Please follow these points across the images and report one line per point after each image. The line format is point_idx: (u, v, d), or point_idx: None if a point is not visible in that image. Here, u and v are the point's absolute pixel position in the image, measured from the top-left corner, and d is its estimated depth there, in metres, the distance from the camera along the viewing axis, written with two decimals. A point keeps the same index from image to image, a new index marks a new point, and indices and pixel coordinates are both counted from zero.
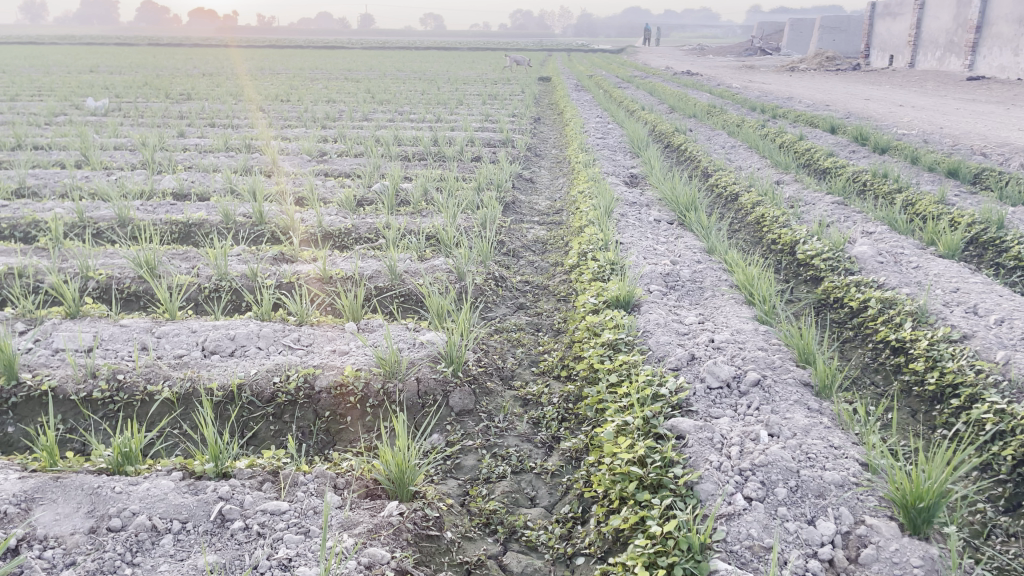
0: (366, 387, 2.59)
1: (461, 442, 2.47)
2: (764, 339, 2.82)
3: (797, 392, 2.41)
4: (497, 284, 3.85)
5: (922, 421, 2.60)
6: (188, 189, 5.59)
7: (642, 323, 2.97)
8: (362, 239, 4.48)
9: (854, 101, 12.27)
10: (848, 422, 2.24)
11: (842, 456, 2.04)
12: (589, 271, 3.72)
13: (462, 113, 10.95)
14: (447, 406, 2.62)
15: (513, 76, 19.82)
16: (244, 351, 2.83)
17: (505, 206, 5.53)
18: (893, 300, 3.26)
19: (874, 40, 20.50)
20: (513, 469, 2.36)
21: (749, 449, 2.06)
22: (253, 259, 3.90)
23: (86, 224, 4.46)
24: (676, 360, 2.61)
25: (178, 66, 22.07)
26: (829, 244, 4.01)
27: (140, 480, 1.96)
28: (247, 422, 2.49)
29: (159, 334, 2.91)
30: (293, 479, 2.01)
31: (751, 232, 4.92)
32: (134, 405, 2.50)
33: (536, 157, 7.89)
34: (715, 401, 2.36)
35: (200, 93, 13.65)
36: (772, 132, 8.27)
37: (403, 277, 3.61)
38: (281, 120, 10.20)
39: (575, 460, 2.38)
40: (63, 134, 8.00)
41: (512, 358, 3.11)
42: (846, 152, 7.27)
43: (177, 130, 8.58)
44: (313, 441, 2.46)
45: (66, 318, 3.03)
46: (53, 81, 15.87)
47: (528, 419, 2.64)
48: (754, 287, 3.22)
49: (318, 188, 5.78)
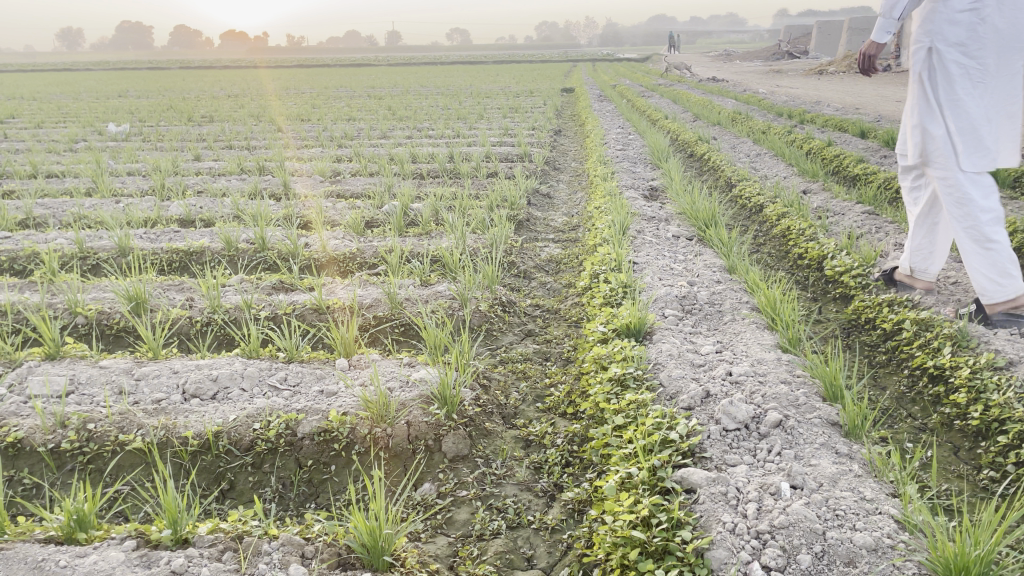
0: (352, 432, 2.40)
1: (454, 493, 2.25)
2: (788, 370, 2.57)
3: (824, 435, 2.16)
4: (504, 310, 3.63)
5: (964, 459, 2.33)
6: (195, 216, 5.48)
7: (654, 355, 2.74)
8: (366, 264, 4.31)
9: (886, 104, 11.86)
10: (882, 469, 1.98)
11: (875, 513, 1.79)
12: (600, 294, 3.50)
13: (481, 129, 10.79)
14: (439, 452, 2.41)
15: (537, 88, 19.60)
16: (226, 394, 2.65)
17: (518, 224, 5.32)
18: (930, 322, 3.00)
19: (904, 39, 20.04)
20: (509, 524, 2.13)
21: (767, 507, 1.82)
22: (250, 289, 3.74)
23: (85, 255, 4.34)
24: (689, 399, 2.37)
25: (202, 88, 22.40)
26: (859, 259, 3.75)
27: (89, 552, 1.79)
28: (223, 473, 2.31)
29: (139, 376, 2.74)
30: (256, 548, 1.83)
31: (778, 247, 4.65)
32: (104, 457, 2.33)
33: (555, 171, 7.69)
34: (731, 445, 2.13)
35: (222, 115, 13.65)
36: (799, 138, 7.96)
37: (403, 306, 3.42)
38: (299, 140, 10.10)
39: (577, 514, 2.15)
40: (79, 161, 7.97)
41: (515, 393, 2.89)
42: (877, 158, 6.97)
43: (193, 154, 8.52)
44: (294, 493, 2.27)
45: (44, 359, 2.89)
46: (80, 107, 16.05)
47: (529, 464, 2.41)
48: (777, 311, 2.97)
49: (327, 211, 5.63)
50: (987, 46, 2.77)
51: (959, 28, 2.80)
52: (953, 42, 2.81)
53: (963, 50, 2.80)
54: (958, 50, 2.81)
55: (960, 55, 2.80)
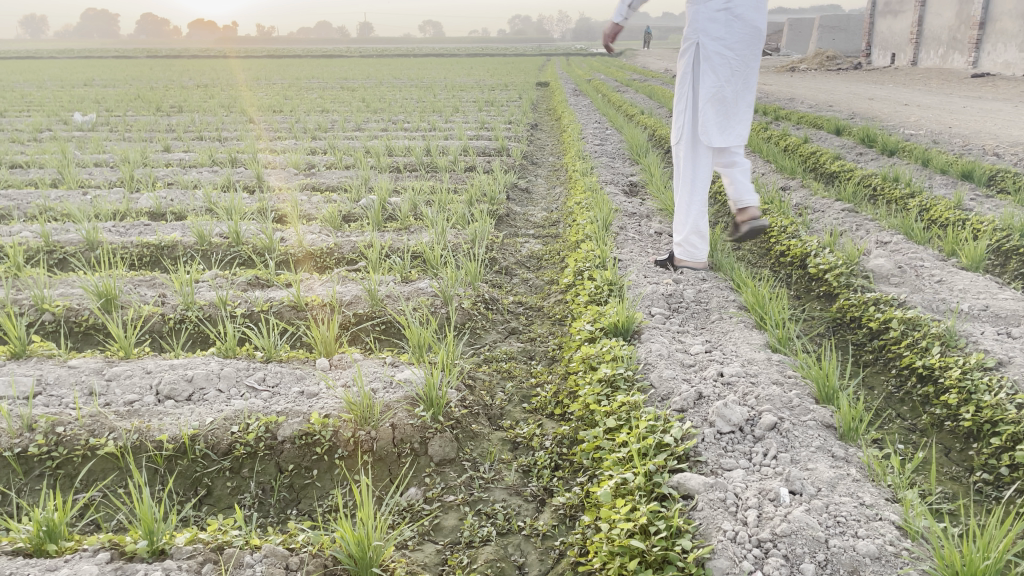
0: (334, 436, 2.33)
1: (441, 498, 2.19)
2: (779, 370, 2.53)
3: (819, 438, 2.12)
4: (487, 308, 3.56)
5: (956, 461, 2.31)
6: (165, 208, 5.34)
7: (643, 355, 2.68)
8: (344, 260, 4.22)
9: (859, 102, 11.95)
10: (880, 472, 1.95)
11: (876, 519, 1.75)
12: (585, 292, 3.45)
13: (457, 122, 10.70)
14: (425, 455, 2.34)
15: (512, 82, 19.49)
16: (202, 395, 2.55)
17: (498, 219, 5.26)
18: (917, 322, 2.97)
19: (875, 39, 20.28)
20: (499, 531, 2.06)
21: (768, 514, 1.77)
22: (225, 285, 3.63)
23: (51, 249, 4.20)
24: (681, 401, 2.32)
25: (171, 76, 21.99)
26: (843, 257, 3.71)
27: (60, 565, 1.70)
28: (200, 478, 2.23)
29: (111, 377, 2.64)
30: (238, 560, 1.75)
31: (759, 244, 4.63)
32: (74, 462, 2.24)
33: (532, 165, 7.62)
34: (726, 449, 2.08)
35: (191, 106, 13.39)
36: (776, 134, 7.95)
37: (384, 303, 3.35)
38: (271, 132, 9.92)
39: (569, 520, 2.09)
40: (44, 151, 7.75)
41: (501, 393, 2.83)
42: (853, 155, 7.01)
43: (162, 146, 8.32)
44: (275, 499, 2.19)
45: (10, 358, 2.77)
46: (44, 96, 15.62)
47: (517, 467, 2.35)
48: (766, 310, 2.95)
49: (303, 204, 5.51)
50: (744, 40, 3.22)
51: (719, 24, 3.20)
52: (715, 36, 3.21)
53: (724, 43, 3.21)
54: (718, 43, 3.21)
55: (722, 47, 3.21)
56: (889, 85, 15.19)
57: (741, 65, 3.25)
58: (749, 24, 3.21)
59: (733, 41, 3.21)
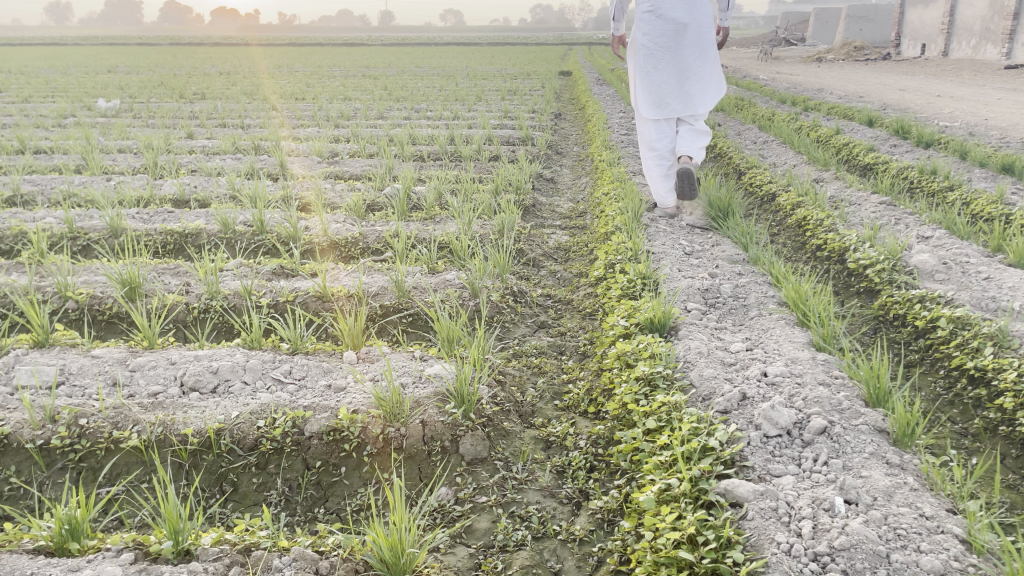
0: (363, 432, 2.25)
1: (473, 499, 2.11)
2: (825, 371, 2.42)
3: (872, 443, 2.02)
4: (516, 300, 3.47)
5: (1012, 468, 2.20)
6: (189, 196, 5.28)
7: (682, 353, 2.58)
8: (369, 250, 4.13)
9: (890, 93, 11.71)
10: (939, 481, 1.84)
11: (938, 532, 1.65)
12: (617, 285, 3.34)
13: (480, 111, 10.60)
14: (456, 454, 2.26)
15: (533, 71, 19.33)
16: (227, 388, 2.48)
17: (525, 210, 5.15)
18: (967, 321, 2.84)
19: (905, 29, 19.89)
20: (534, 535, 1.98)
21: (824, 525, 1.68)
22: (249, 274, 3.57)
23: (75, 235, 4.16)
24: (725, 402, 2.22)
25: (196, 63, 22.14)
26: (885, 252, 3.59)
27: (82, 565, 1.64)
28: (225, 474, 2.17)
29: (134, 367, 2.58)
30: (267, 563, 1.69)
31: (793, 237, 4.51)
32: (97, 455, 2.19)
33: (558, 155, 7.51)
34: (774, 454, 1.99)
35: (215, 93, 13.37)
36: (806, 124, 7.77)
37: (412, 295, 3.26)
38: (294, 120, 9.87)
39: (607, 525, 2.00)
40: (69, 136, 7.74)
41: (532, 390, 2.74)
42: (888, 146, 6.83)
43: (185, 132, 8.29)
44: (302, 497, 2.12)
45: (33, 347, 2.72)
46: (70, 81, 15.68)
47: (552, 468, 2.26)
48: (809, 307, 2.83)
49: (327, 192, 5.44)
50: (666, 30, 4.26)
51: (648, 22, 4.27)
52: (645, 33, 4.29)
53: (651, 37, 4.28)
54: (648, 38, 4.30)
55: (649, 40, 4.29)
56: (919, 76, 14.91)
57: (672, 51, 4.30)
58: (668, 20, 4.24)
59: (658, 32, 4.27)
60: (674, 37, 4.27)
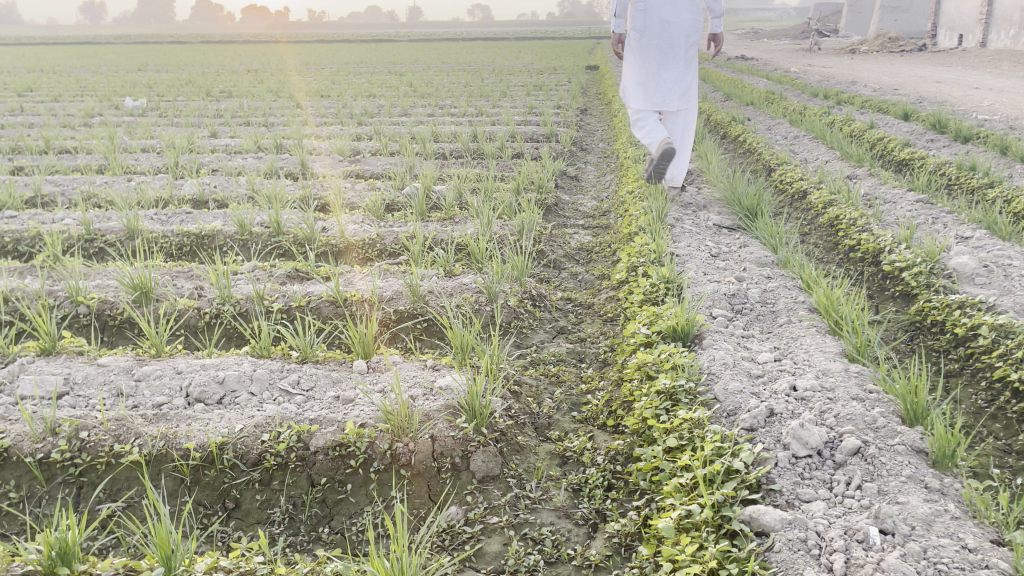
0: (370, 448, 2.17)
1: (484, 519, 2.00)
2: (859, 384, 2.28)
3: (909, 465, 1.88)
4: (534, 305, 3.36)
5: None
6: (208, 196, 5.24)
7: (706, 363, 2.46)
8: (386, 252, 4.05)
9: (926, 85, 11.40)
10: (983, 509, 1.70)
11: (983, 567, 1.52)
12: (639, 290, 3.21)
13: (505, 107, 10.49)
14: (467, 471, 2.16)
15: (560, 66, 19.17)
16: (234, 399, 2.40)
17: (547, 209, 5.04)
18: (1010, 329, 2.68)
19: (941, 19, 19.41)
20: (546, 560, 1.87)
21: (858, 559, 1.55)
22: (263, 278, 3.49)
23: (92, 237, 4.12)
24: (751, 419, 2.09)
25: (223, 62, 22.31)
26: (922, 254, 3.42)
27: None
28: (228, 490, 2.09)
29: (140, 377, 2.51)
30: None
31: (824, 237, 4.34)
32: (97, 470, 2.12)
33: (582, 152, 7.38)
34: (803, 476, 1.86)
35: (241, 91, 13.39)
36: (838, 119, 7.56)
37: (427, 300, 3.17)
38: (318, 117, 9.84)
39: (624, 550, 1.89)
40: (94, 136, 7.77)
41: (549, 400, 2.63)
42: (924, 141, 6.61)
43: (209, 131, 8.27)
44: (306, 516, 2.04)
45: (40, 355, 2.67)
46: (100, 80, 15.83)
47: (567, 486, 2.15)
48: (842, 314, 2.69)
49: (347, 192, 5.36)
50: (654, 28, 4.48)
51: (638, 19, 4.52)
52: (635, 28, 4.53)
53: (637, 32, 4.52)
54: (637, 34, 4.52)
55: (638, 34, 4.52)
56: (956, 67, 14.51)
57: (663, 47, 4.48)
58: (656, 19, 4.47)
59: (646, 28, 4.50)
60: (661, 34, 4.48)
